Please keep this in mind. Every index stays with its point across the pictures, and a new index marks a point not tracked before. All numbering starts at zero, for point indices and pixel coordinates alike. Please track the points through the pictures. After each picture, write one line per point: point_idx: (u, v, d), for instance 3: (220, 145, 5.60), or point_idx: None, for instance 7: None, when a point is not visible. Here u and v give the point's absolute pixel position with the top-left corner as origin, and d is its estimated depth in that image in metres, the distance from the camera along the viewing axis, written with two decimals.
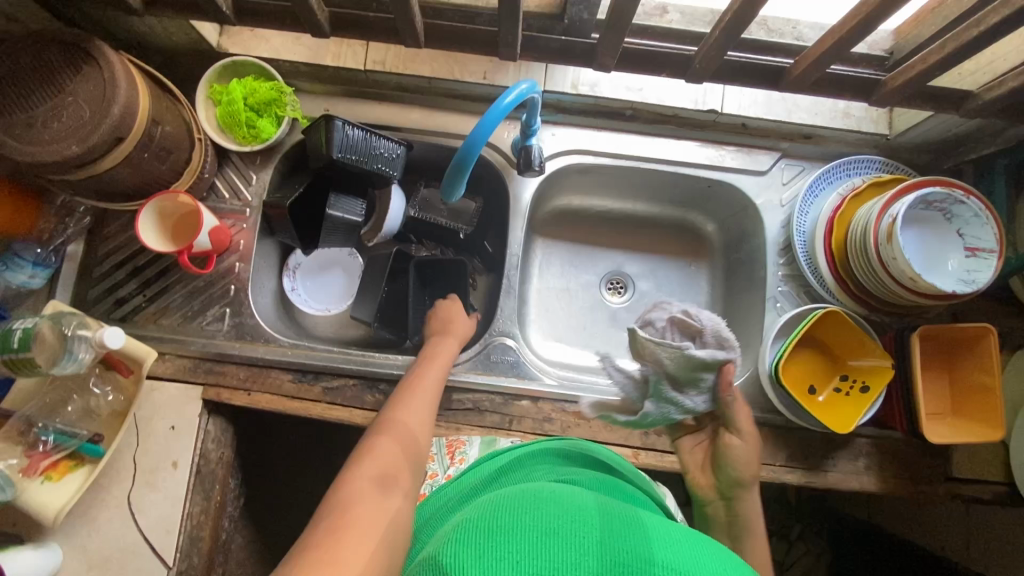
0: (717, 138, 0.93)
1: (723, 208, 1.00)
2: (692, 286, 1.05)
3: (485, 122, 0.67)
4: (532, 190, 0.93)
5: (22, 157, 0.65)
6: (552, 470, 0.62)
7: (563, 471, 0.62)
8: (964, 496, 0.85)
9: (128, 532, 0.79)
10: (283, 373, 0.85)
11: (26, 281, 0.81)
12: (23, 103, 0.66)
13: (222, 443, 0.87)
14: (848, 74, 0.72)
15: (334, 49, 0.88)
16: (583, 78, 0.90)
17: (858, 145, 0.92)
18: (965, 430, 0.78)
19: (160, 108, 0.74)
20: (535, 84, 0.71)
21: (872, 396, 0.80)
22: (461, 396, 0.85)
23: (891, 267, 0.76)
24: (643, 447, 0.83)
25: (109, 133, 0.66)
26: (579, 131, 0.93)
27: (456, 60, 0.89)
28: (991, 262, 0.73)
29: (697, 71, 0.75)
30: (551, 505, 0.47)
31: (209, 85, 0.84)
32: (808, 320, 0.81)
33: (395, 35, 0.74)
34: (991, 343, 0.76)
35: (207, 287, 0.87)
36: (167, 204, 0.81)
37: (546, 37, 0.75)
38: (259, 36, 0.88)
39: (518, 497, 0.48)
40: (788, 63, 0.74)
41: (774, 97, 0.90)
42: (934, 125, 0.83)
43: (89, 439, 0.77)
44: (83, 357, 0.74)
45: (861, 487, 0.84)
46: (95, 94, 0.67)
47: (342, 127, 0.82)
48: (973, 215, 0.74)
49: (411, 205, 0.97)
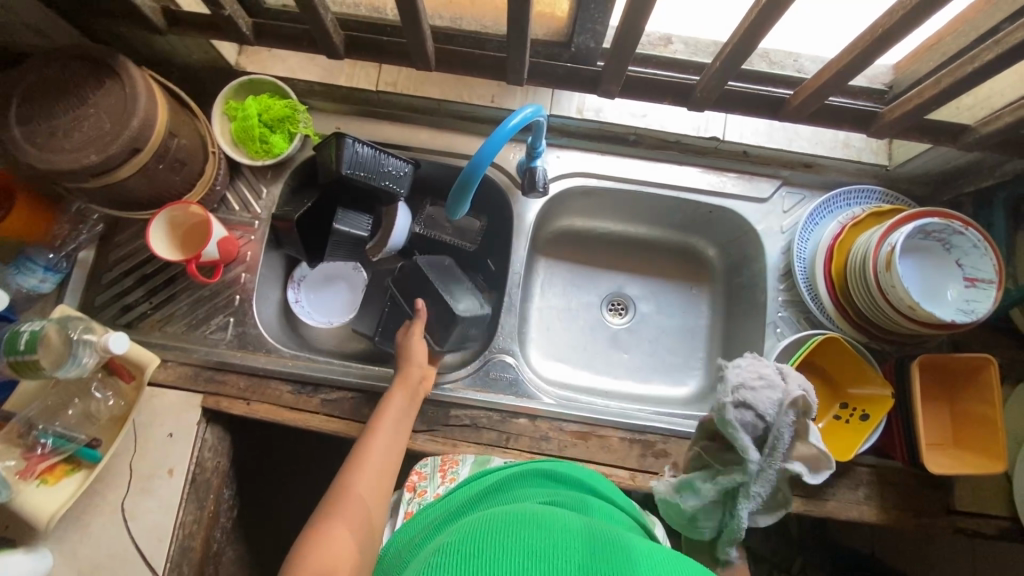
0: (719, 165, 0.94)
1: (725, 233, 1.01)
2: (693, 310, 1.06)
3: (490, 143, 0.68)
4: (536, 210, 0.95)
5: (42, 164, 0.67)
6: (535, 494, 0.61)
7: (551, 493, 0.61)
8: (966, 530, 0.84)
9: (120, 540, 0.79)
10: (282, 384, 0.85)
11: (36, 285, 0.83)
12: (45, 114, 0.69)
13: (219, 451, 0.87)
14: (846, 106, 0.74)
15: (348, 70, 0.92)
16: (588, 103, 0.93)
17: (858, 175, 0.94)
18: (967, 461, 0.77)
19: (177, 122, 0.77)
20: (541, 108, 0.72)
21: (872, 424, 0.80)
22: (458, 412, 0.85)
23: (890, 295, 0.76)
24: (641, 470, 0.83)
25: (127, 144, 0.68)
26: (583, 154, 0.95)
27: (466, 84, 0.92)
28: (990, 292, 0.74)
29: (698, 100, 0.77)
30: (535, 529, 0.47)
31: (225, 102, 0.87)
32: (807, 346, 0.81)
33: (406, 58, 0.77)
34: (991, 374, 0.76)
35: (213, 297, 0.89)
36: (178, 214, 0.82)
37: (553, 63, 0.78)
38: (276, 56, 0.92)
39: (500, 520, 0.48)
40: (787, 94, 0.75)
41: (775, 126, 0.92)
42: (933, 157, 0.85)
43: (87, 443, 0.77)
44: (86, 361, 0.75)
45: (860, 517, 0.83)
46: (115, 106, 0.69)
47: (353, 144, 0.85)
48: (972, 246, 0.75)
49: (417, 221, 0.98)
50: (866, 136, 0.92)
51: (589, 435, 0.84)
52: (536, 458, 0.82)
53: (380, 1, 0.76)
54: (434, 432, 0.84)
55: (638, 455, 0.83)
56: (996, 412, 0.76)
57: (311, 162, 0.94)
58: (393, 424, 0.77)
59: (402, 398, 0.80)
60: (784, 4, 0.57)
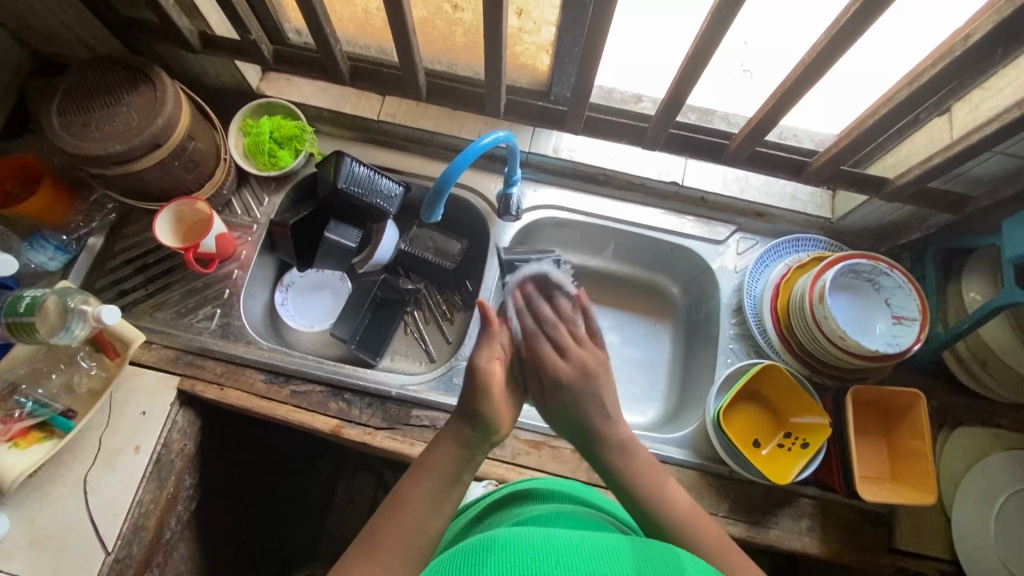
0: (679, 208, 1.04)
1: (686, 271, 1.08)
2: (656, 343, 1.11)
3: (461, 157, 0.78)
4: (511, 235, 1.03)
5: (72, 149, 0.76)
6: (519, 512, 0.64)
7: (525, 510, 0.64)
8: (908, 571, 0.84)
9: (76, 512, 0.81)
10: (256, 373, 0.90)
11: (45, 262, 0.91)
12: (84, 109, 0.80)
13: (186, 435, 0.90)
14: (778, 155, 0.88)
15: (354, 101, 1.04)
16: (564, 145, 1.04)
17: (806, 226, 1.03)
18: (900, 493, 0.80)
19: (197, 128, 0.87)
20: (512, 134, 0.83)
21: (811, 451, 0.83)
22: (419, 413, 0.89)
23: (824, 326, 0.83)
24: (589, 482, 0.86)
25: (149, 139, 0.78)
26: (557, 189, 1.05)
27: (456, 120, 1.04)
28: (913, 328, 0.81)
29: (650, 140, 0.90)
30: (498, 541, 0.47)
31: (243, 119, 0.99)
32: (747, 374, 0.87)
33: (402, 89, 0.90)
34: (920, 407, 0.81)
35: (205, 288, 0.96)
36: (185, 209, 0.92)
37: (528, 102, 0.92)
38: (292, 84, 1.05)
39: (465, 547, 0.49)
40: (725, 142, 0.90)
41: (729, 177, 1.03)
42: (870, 210, 0.94)
43: (62, 413, 0.81)
44: (78, 332, 0.81)
45: (803, 548, 0.84)
46: (144, 106, 0.80)
47: (351, 162, 0.94)
48: (897, 287, 0.83)
49: (402, 239, 1.07)
50: (812, 191, 1.03)
51: (542, 444, 0.88)
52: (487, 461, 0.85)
53: (387, 45, 0.89)
54: (394, 430, 0.87)
55: (588, 467, 0.86)
56: (925, 444, 0.80)
57: (312, 178, 1.03)
58: (436, 478, 0.61)
59: (452, 453, 0.63)
60: (709, 56, 0.71)
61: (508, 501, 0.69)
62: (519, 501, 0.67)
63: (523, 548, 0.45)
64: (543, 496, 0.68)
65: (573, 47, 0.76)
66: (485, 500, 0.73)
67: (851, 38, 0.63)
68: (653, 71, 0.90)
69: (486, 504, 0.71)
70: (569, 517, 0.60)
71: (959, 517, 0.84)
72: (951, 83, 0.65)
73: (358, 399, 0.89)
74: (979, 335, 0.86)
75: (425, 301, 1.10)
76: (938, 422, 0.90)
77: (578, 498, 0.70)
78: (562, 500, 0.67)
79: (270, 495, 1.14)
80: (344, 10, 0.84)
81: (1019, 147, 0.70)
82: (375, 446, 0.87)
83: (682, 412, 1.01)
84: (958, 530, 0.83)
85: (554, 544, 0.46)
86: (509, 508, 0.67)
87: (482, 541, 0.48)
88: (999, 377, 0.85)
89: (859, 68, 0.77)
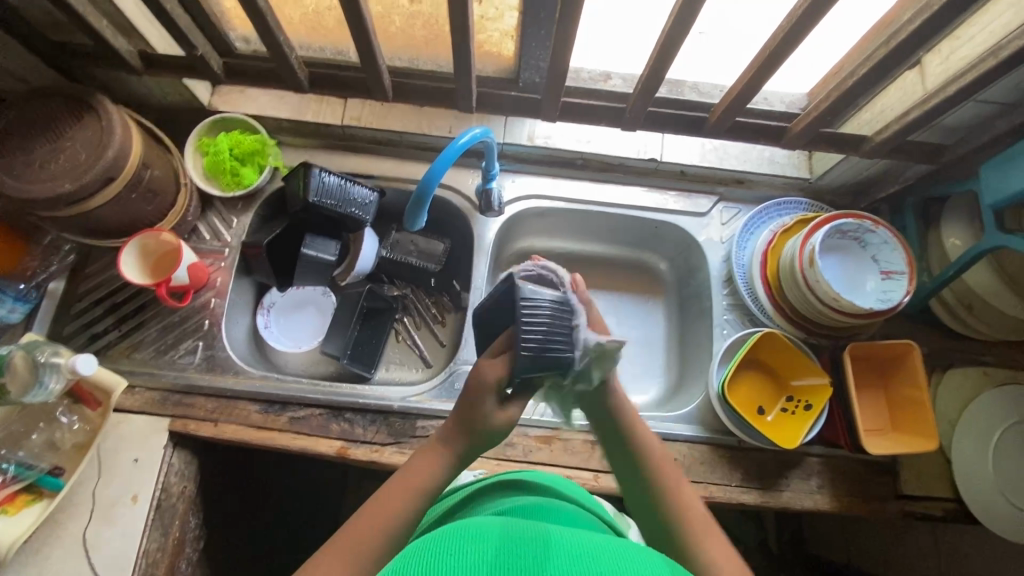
0: (660, 184, 1.03)
1: (671, 247, 1.08)
2: (649, 321, 1.11)
3: (441, 159, 0.75)
4: (494, 230, 1.01)
5: (19, 194, 0.71)
6: (502, 502, 0.59)
7: (513, 497, 0.60)
8: (916, 514, 0.87)
9: (79, 570, 0.77)
10: (250, 404, 0.87)
11: (6, 314, 0.85)
12: (24, 147, 0.74)
13: (185, 476, 0.86)
14: (757, 123, 0.87)
15: (314, 107, 0.99)
16: (538, 131, 1.02)
17: (785, 189, 1.03)
18: (905, 443, 0.82)
19: (151, 154, 0.82)
20: (488, 130, 0.80)
21: (815, 413, 0.85)
22: (424, 424, 0.87)
23: (817, 289, 0.83)
24: (603, 470, 0.86)
25: (101, 174, 0.73)
26: (536, 178, 1.03)
27: (425, 116, 1.00)
28: (903, 282, 0.83)
29: (628, 120, 0.88)
30: (510, 532, 0.45)
31: (198, 138, 0.93)
32: (747, 343, 0.87)
33: (366, 91, 0.86)
34: (914, 358, 0.83)
35: (183, 322, 0.91)
36: (150, 241, 0.86)
37: (500, 94, 0.88)
38: (247, 95, 0.99)
39: (468, 528, 0.46)
40: (704, 114, 0.88)
41: (707, 148, 1.02)
42: (848, 167, 0.95)
43: (49, 472, 0.77)
44: (53, 387, 0.76)
45: (815, 506, 0.86)
46: (91, 140, 0.74)
47: (320, 173, 0.88)
48: (883, 243, 0.84)
49: (383, 246, 1.03)
50: (789, 154, 1.03)
51: (553, 439, 0.88)
52: (502, 464, 0.85)
53: (343, 45, 0.85)
54: (401, 444, 0.85)
55: (599, 455, 0.86)
56: (921, 391, 0.82)
57: (280, 193, 0.99)
58: (418, 492, 0.57)
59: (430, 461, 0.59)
60: (683, 35, 0.69)
61: (496, 487, 0.64)
62: (509, 490, 0.62)
63: (561, 547, 0.42)
64: (539, 490, 0.64)
65: (541, 32, 0.73)
66: (465, 489, 0.67)
67: (827, 6, 0.62)
68: (623, 47, 0.88)
69: (461, 498, 0.65)
70: (575, 521, 0.57)
71: (958, 457, 0.86)
72: (927, 38, 0.64)
73: (360, 417, 0.87)
74: (964, 281, 0.87)
75: (414, 305, 1.07)
76: (931, 367, 0.93)
77: (578, 499, 0.67)
78: (564, 498, 0.64)
79: (280, 522, 1.11)
80: (293, 13, 0.79)
81: (995, 93, 0.71)
82: (384, 462, 0.84)
83: (684, 385, 1.01)
84: (959, 467, 0.86)
85: (575, 544, 0.43)
86: (495, 493, 0.63)
87: (488, 533, 0.45)
88: (983, 319, 0.88)
89: (829, 27, 0.77)
